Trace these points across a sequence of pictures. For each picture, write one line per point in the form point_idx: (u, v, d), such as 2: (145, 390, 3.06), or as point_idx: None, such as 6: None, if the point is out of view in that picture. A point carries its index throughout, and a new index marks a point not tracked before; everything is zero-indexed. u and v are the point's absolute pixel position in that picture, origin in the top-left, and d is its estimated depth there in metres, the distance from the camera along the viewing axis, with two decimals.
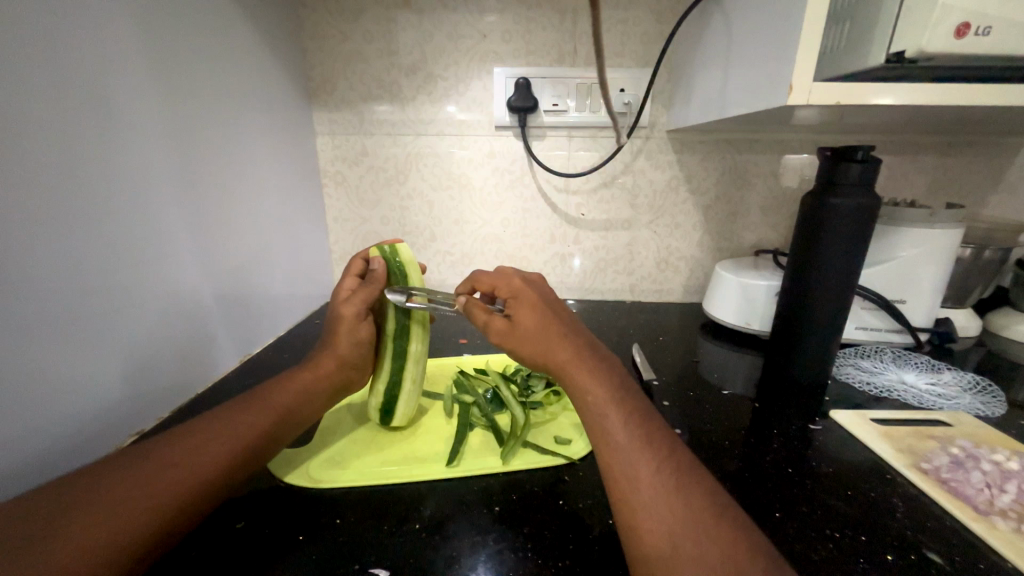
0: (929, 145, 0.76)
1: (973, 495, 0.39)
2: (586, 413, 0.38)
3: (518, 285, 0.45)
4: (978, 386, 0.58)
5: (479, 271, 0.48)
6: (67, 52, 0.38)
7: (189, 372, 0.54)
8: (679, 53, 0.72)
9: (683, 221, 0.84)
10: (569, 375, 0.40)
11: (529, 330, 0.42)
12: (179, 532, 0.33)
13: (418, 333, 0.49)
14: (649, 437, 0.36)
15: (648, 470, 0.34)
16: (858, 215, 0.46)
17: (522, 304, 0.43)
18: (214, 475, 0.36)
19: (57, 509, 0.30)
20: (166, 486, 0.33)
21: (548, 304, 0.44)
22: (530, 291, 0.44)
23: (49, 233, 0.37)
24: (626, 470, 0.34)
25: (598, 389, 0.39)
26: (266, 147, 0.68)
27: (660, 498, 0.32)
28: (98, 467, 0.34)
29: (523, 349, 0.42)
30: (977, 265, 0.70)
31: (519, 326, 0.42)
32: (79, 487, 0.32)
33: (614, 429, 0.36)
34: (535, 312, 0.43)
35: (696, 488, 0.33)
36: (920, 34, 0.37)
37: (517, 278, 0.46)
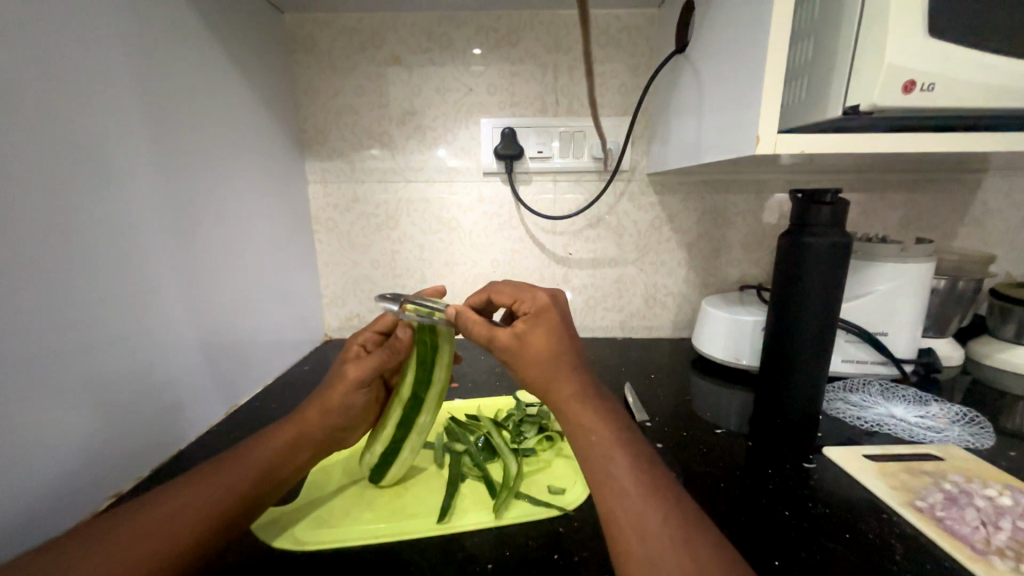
0: (895, 182, 0.80)
1: (969, 533, 0.38)
2: (589, 448, 0.38)
3: (542, 303, 0.42)
4: (966, 417, 0.58)
5: (499, 285, 0.46)
6: (64, 117, 0.40)
7: (173, 426, 0.53)
8: (655, 102, 0.77)
9: (668, 258, 0.86)
10: (572, 408, 0.39)
11: (540, 353, 0.40)
12: None
13: (430, 403, 0.48)
14: (651, 479, 0.36)
15: (651, 516, 0.33)
16: (833, 254, 0.48)
17: (539, 325, 0.41)
18: (191, 542, 0.34)
19: None
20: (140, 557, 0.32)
21: (567, 327, 0.42)
22: (547, 312, 0.42)
23: (37, 293, 0.37)
24: (628, 514, 0.34)
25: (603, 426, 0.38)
26: (259, 197, 0.69)
27: (662, 545, 0.32)
28: (72, 536, 0.32)
29: (531, 372, 0.40)
30: (952, 296, 0.72)
31: (530, 348, 0.40)
32: (48, 561, 0.30)
33: (618, 470, 0.36)
34: (552, 334, 0.40)
35: (698, 534, 0.33)
36: (871, 91, 0.41)
37: (543, 296, 0.43)
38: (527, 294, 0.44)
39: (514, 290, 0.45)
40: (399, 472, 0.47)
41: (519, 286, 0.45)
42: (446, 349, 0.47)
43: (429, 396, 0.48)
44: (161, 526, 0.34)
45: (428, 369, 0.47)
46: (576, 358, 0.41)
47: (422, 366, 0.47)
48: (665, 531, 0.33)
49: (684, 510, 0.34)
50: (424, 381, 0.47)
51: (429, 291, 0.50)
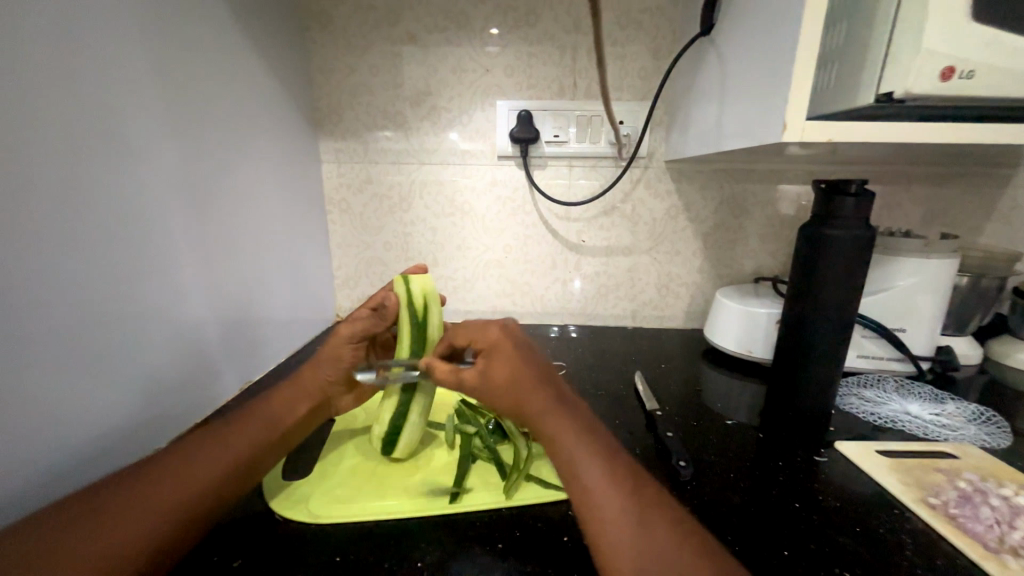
0: (921, 175, 0.78)
1: (982, 532, 0.38)
2: (558, 456, 0.38)
3: (494, 337, 0.47)
4: (982, 417, 0.57)
5: (458, 325, 0.50)
6: (80, 87, 0.40)
7: (191, 399, 0.54)
8: (676, 87, 0.75)
9: (683, 248, 0.85)
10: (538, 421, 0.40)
11: (501, 379, 0.43)
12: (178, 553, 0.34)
13: (430, 364, 0.49)
14: (622, 477, 0.36)
15: (622, 512, 0.34)
16: (854, 245, 0.47)
17: (497, 357, 0.44)
18: (214, 496, 0.36)
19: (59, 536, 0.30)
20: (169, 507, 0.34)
21: (523, 350, 0.46)
22: (505, 342, 0.46)
23: (61, 264, 0.38)
24: (598, 514, 0.34)
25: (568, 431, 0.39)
26: (272, 175, 0.69)
27: (635, 540, 0.32)
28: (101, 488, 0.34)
29: (497, 395, 0.43)
30: (975, 293, 0.70)
31: (493, 373, 0.43)
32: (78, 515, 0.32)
33: (586, 471, 0.36)
34: (508, 360, 0.44)
35: (671, 525, 0.33)
36: (906, 78, 0.39)
37: (493, 331, 0.47)
38: (482, 333, 0.47)
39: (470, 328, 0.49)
40: (413, 433, 0.48)
41: (477, 323, 0.49)
42: (432, 304, 0.50)
43: (430, 357, 0.49)
44: (175, 488, 0.35)
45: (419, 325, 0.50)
46: (537, 375, 0.43)
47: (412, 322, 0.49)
48: (637, 524, 0.33)
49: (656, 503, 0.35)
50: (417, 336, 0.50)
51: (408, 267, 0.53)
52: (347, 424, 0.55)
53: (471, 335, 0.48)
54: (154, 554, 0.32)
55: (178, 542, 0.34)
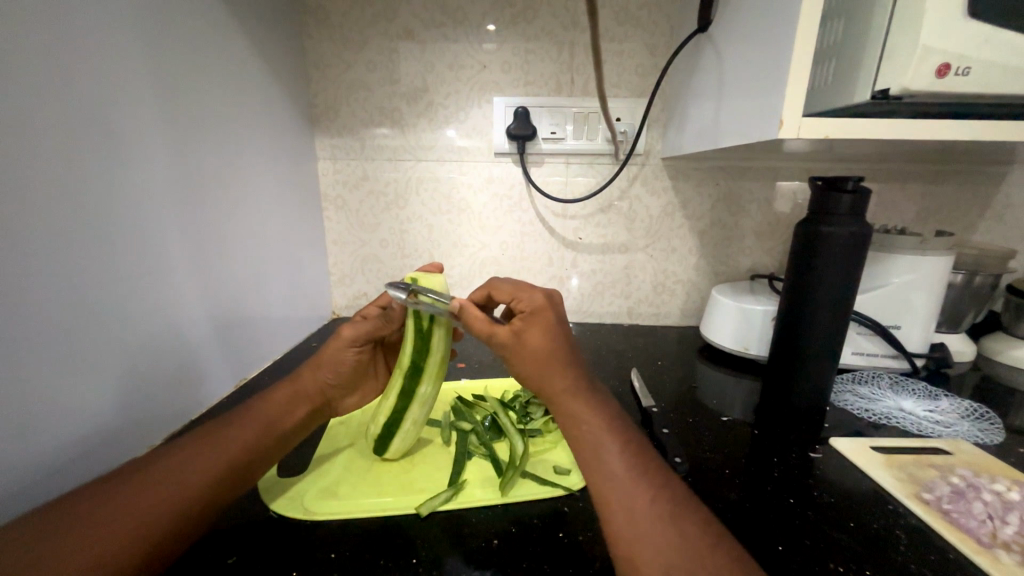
0: (917, 173, 0.78)
1: (975, 527, 0.38)
2: (583, 436, 0.39)
3: (539, 303, 0.43)
4: (976, 413, 0.58)
5: (498, 280, 0.46)
6: (74, 80, 0.39)
7: (185, 397, 0.54)
8: (673, 84, 0.75)
9: (679, 245, 0.85)
10: (565, 401, 0.40)
11: (535, 350, 0.40)
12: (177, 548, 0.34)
13: (430, 372, 0.48)
14: (640, 464, 0.37)
15: (642, 496, 0.35)
16: (850, 243, 0.47)
17: (535, 324, 0.41)
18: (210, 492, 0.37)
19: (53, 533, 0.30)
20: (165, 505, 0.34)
21: (562, 324, 0.43)
22: (546, 310, 0.42)
23: (53, 261, 0.38)
24: (619, 497, 0.35)
25: (593, 416, 0.39)
26: (268, 172, 0.69)
27: (653, 522, 0.33)
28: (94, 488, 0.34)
29: (528, 363, 0.41)
30: (968, 291, 0.71)
31: (529, 343, 0.41)
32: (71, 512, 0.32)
33: (607, 456, 0.37)
34: (546, 331, 0.41)
35: (686, 510, 0.34)
36: (903, 74, 0.39)
37: (540, 296, 0.43)
38: (525, 293, 0.44)
39: (514, 287, 0.45)
40: (408, 438, 0.47)
41: (518, 284, 0.45)
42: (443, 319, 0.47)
43: (428, 365, 0.47)
44: (170, 486, 0.35)
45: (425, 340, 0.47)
46: (570, 354, 0.42)
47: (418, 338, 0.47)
48: (654, 507, 0.34)
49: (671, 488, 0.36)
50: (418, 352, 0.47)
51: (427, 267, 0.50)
52: (343, 422, 0.55)
53: (512, 292, 0.44)
54: (150, 552, 0.32)
55: (175, 539, 0.34)
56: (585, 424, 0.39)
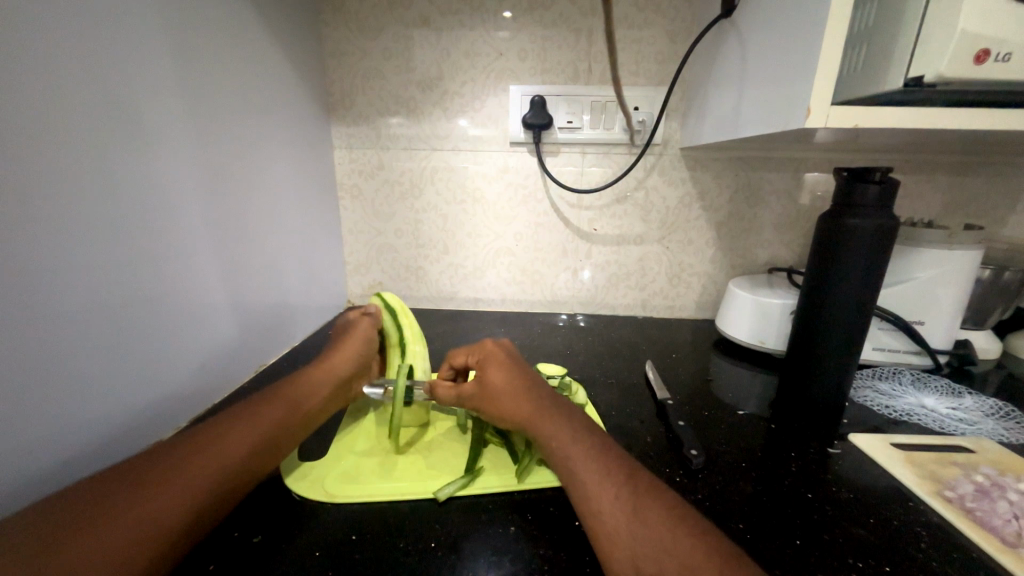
0: (946, 164, 0.76)
1: (1000, 526, 0.38)
2: (554, 454, 0.40)
3: (490, 350, 0.51)
4: (1001, 412, 0.56)
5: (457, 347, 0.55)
6: (95, 67, 0.40)
7: (208, 381, 0.56)
8: (693, 72, 0.73)
9: (696, 237, 0.84)
10: (537, 422, 0.42)
11: (496, 385, 0.46)
12: (208, 522, 0.34)
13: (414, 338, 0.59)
14: (612, 469, 0.36)
15: (614, 501, 0.34)
16: (875, 234, 0.46)
17: (491, 366, 0.49)
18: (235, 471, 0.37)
19: (92, 505, 0.31)
20: (194, 480, 0.35)
21: (517, 365, 0.50)
22: (500, 355, 0.50)
23: (79, 245, 0.39)
24: (592, 508, 0.35)
25: (560, 432, 0.41)
26: (286, 161, 0.69)
27: (625, 527, 0.32)
28: (130, 464, 0.35)
29: (492, 399, 0.46)
30: (997, 286, 0.69)
31: (488, 382, 0.47)
32: (109, 485, 0.33)
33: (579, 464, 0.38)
34: (501, 369, 0.48)
35: (663, 509, 0.33)
36: (939, 60, 0.38)
37: (489, 345, 0.52)
38: (478, 347, 0.52)
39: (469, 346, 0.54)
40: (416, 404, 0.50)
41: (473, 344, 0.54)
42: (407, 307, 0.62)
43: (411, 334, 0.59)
44: (203, 463, 0.36)
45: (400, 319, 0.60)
46: (530, 387, 0.46)
47: (396, 318, 0.60)
48: (626, 512, 0.33)
49: (647, 491, 0.35)
50: (399, 326, 0.59)
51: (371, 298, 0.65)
52: (360, 408, 0.56)
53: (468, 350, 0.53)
54: (188, 525, 0.33)
55: (209, 515, 0.35)
56: (555, 440, 0.40)
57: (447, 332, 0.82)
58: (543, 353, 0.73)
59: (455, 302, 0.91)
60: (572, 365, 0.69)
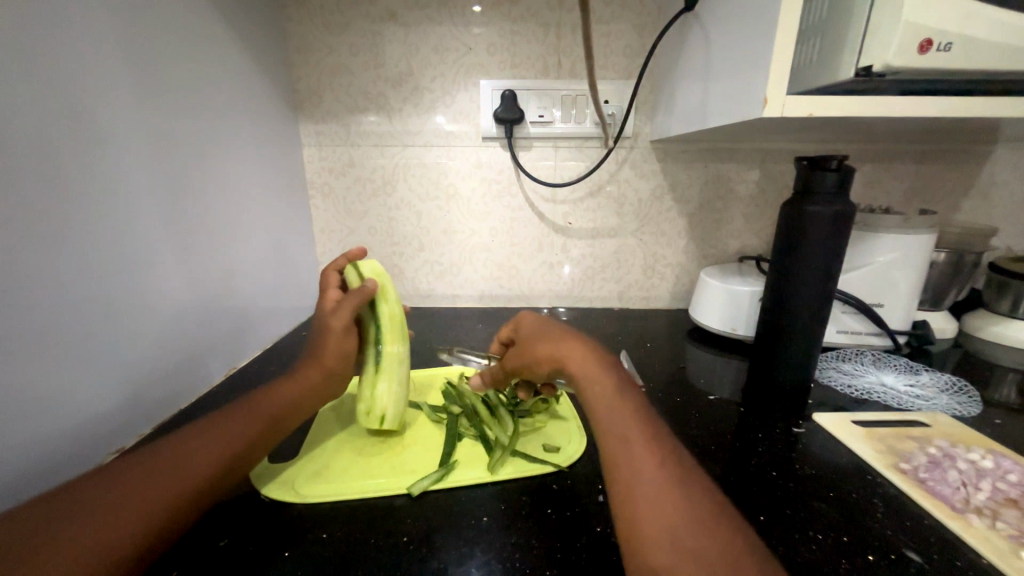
0: (902, 153, 0.79)
1: (950, 494, 0.40)
2: (594, 413, 0.39)
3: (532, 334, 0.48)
4: (955, 387, 0.59)
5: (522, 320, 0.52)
6: (39, 63, 0.38)
7: (174, 385, 0.54)
8: (661, 66, 0.74)
9: (668, 229, 0.86)
10: (582, 370, 0.42)
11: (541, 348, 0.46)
12: (172, 537, 0.33)
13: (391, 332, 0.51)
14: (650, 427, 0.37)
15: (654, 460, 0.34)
16: (835, 221, 0.48)
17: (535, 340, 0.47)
18: (206, 484, 0.35)
19: (46, 519, 0.29)
20: (162, 495, 0.33)
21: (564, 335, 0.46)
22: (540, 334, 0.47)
23: (24, 248, 0.37)
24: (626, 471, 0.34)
25: (606, 385, 0.40)
26: (250, 159, 0.67)
27: (656, 485, 0.33)
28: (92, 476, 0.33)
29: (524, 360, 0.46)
30: (951, 268, 0.72)
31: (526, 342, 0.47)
32: (68, 496, 0.31)
33: (616, 421, 0.38)
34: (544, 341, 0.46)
35: (701, 487, 0.33)
36: (887, 50, 0.39)
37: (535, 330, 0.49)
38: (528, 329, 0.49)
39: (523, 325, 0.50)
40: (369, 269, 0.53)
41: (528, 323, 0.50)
42: (389, 287, 0.53)
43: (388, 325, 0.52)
44: (167, 480, 0.34)
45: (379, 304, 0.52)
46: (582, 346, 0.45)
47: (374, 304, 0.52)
48: (666, 481, 0.33)
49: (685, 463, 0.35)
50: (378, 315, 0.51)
51: (352, 252, 0.56)
52: (334, 409, 0.55)
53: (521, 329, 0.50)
54: (155, 537, 0.32)
55: (172, 532, 0.33)
56: (598, 391, 0.40)
57: (424, 330, 0.82)
58: None
59: (433, 300, 0.91)
60: None
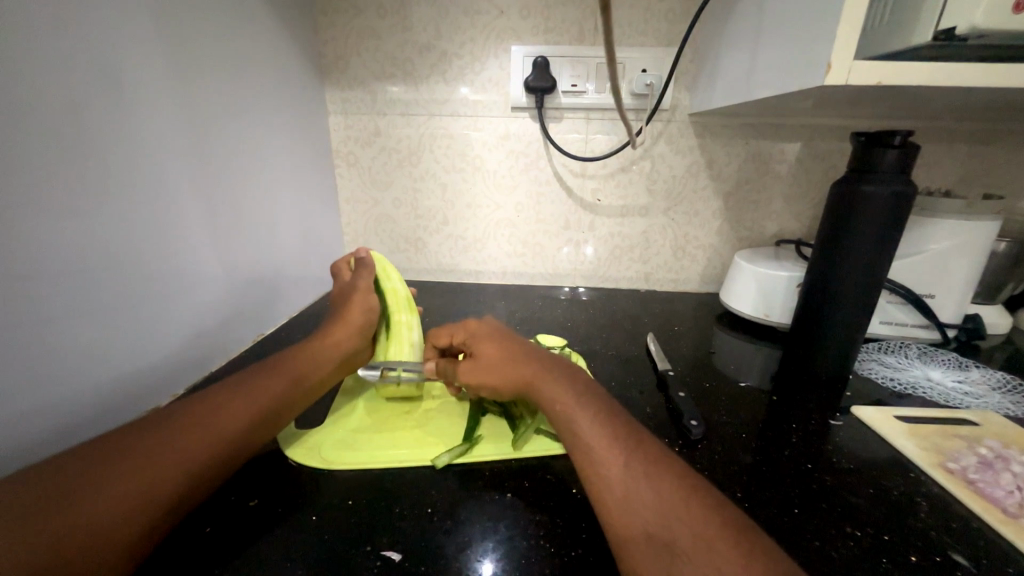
0: (967, 133, 0.73)
1: (1001, 497, 0.37)
2: (558, 421, 0.38)
3: (482, 345, 0.46)
4: (1007, 385, 0.55)
5: (468, 331, 0.49)
6: (69, 18, 0.37)
7: (205, 349, 0.55)
8: (705, 32, 0.69)
9: (702, 209, 0.82)
10: (540, 382, 0.41)
11: (490, 362, 0.44)
12: (207, 490, 0.34)
13: (398, 304, 0.55)
14: (616, 427, 0.36)
15: (620, 459, 0.33)
16: (893, 202, 0.44)
17: (486, 354, 0.45)
18: (236, 442, 0.36)
19: (88, 465, 0.31)
20: (196, 449, 0.34)
21: (513, 350, 0.45)
22: (489, 349, 0.45)
23: (59, 207, 0.37)
24: (596, 479, 0.33)
25: (563, 393, 0.39)
26: (277, 125, 0.66)
27: (627, 487, 0.32)
28: (132, 427, 0.34)
29: (484, 379, 0.43)
30: (1012, 259, 0.67)
31: (482, 357, 0.44)
32: (109, 445, 0.32)
33: (579, 425, 0.37)
34: (495, 356, 0.44)
35: (674, 473, 0.32)
36: (974, 9, 0.35)
37: (484, 343, 0.46)
38: (479, 340, 0.47)
39: (472, 335, 0.48)
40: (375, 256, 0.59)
41: (480, 335, 0.47)
42: (391, 269, 0.58)
43: (394, 298, 0.55)
44: (201, 435, 0.35)
45: (382, 283, 0.56)
46: (534, 359, 0.44)
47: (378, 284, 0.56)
48: (635, 477, 0.32)
49: (656, 455, 0.34)
50: (382, 291, 0.56)
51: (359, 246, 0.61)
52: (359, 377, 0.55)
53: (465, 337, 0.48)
54: (192, 488, 0.33)
55: (205, 487, 0.34)
56: (558, 400, 0.39)
57: (447, 305, 0.81)
58: (543, 325, 0.72)
59: (455, 275, 0.90)
60: (573, 337, 0.69)
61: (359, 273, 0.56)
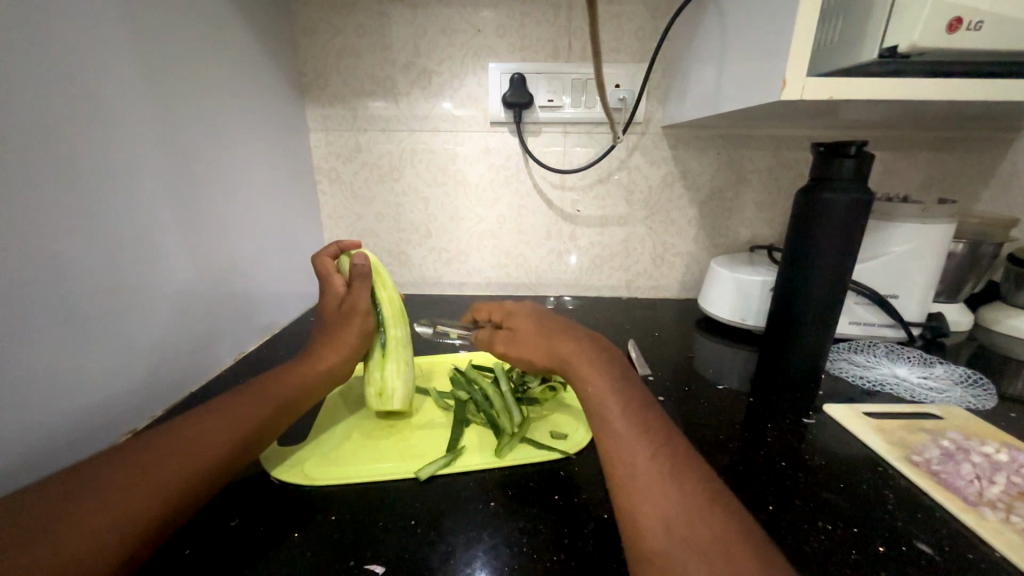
0: (923, 140, 0.77)
1: (963, 486, 0.39)
2: (589, 404, 0.39)
3: (521, 319, 0.48)
4: (969, 379, 0.58)
5: (509, 309, 0.51)
6: (43, 43, 0.37)
7: (184, 369, 0.54)
8: (674, 48, 0.73)
9: (678, 217, 0.84)
10: (576, 363, 0.42)
11: (526, 335, 0.47)
12: (185, 516, 0.33)
13: (392, 318, 0.53)
14: (645, 421, 0.37)
15: (648, 454, 0.34)
16: (851, 210, 0.46)
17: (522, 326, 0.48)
18: (216, 465, 0.36)
19: (59, 498, 0.30)
20: (174, 473, 0.33)
21: (550, 327, 0.47)
22: (524, 322, 0.48)
23: (31, 229, 0.36)
24: (622, 466, 0.34)
25: (600, 378, 0.40)
26: (257, 143, 0.67)
27: (652, 479, 0.32)
28: (106, 456, 0.34)
29: (517, 352, 0.46)
30: (969, 259, 0.70)
31: (517, 332, 0.47)
32: (82, 475, 0.32)
33: (609, 412, 0.37)
34: (530, 330, 0.47)
35: (697, 475, 0.33)
36: (913, 29, 0.37)
37: (523, 318, 0.48)
38: (516, 315, 0.49)
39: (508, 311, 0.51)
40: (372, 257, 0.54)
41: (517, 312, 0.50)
42: (386, 274, 0.54)
43: (389, 310, 0.53)
44: (178, 460, 0.34)
45: (377, 291, 0.53)
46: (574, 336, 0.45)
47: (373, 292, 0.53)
48: (660, 472, 0.33)
49: (682, 454, 0.34)
50: (377, 302, 0.53)
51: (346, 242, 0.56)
52: (343, 393, 0.55)
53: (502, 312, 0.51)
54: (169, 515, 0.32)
55: (191, 504, 0.34)
56: (592, 385, 0.40)
57: (431, 317, 0.82)
58: None
59: (440, 287, 0.91)
60: None
61: (355, 277, 0.51)
